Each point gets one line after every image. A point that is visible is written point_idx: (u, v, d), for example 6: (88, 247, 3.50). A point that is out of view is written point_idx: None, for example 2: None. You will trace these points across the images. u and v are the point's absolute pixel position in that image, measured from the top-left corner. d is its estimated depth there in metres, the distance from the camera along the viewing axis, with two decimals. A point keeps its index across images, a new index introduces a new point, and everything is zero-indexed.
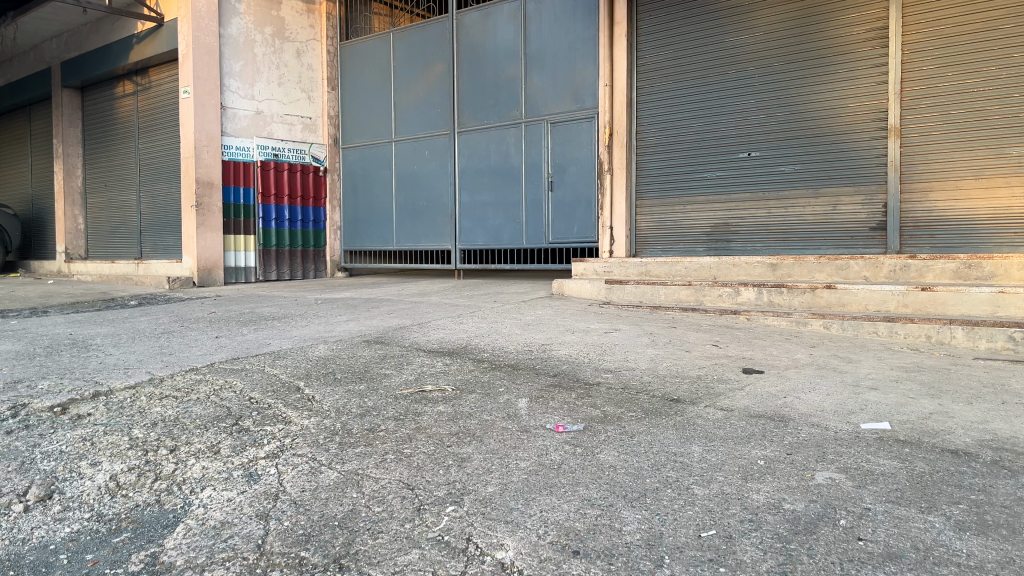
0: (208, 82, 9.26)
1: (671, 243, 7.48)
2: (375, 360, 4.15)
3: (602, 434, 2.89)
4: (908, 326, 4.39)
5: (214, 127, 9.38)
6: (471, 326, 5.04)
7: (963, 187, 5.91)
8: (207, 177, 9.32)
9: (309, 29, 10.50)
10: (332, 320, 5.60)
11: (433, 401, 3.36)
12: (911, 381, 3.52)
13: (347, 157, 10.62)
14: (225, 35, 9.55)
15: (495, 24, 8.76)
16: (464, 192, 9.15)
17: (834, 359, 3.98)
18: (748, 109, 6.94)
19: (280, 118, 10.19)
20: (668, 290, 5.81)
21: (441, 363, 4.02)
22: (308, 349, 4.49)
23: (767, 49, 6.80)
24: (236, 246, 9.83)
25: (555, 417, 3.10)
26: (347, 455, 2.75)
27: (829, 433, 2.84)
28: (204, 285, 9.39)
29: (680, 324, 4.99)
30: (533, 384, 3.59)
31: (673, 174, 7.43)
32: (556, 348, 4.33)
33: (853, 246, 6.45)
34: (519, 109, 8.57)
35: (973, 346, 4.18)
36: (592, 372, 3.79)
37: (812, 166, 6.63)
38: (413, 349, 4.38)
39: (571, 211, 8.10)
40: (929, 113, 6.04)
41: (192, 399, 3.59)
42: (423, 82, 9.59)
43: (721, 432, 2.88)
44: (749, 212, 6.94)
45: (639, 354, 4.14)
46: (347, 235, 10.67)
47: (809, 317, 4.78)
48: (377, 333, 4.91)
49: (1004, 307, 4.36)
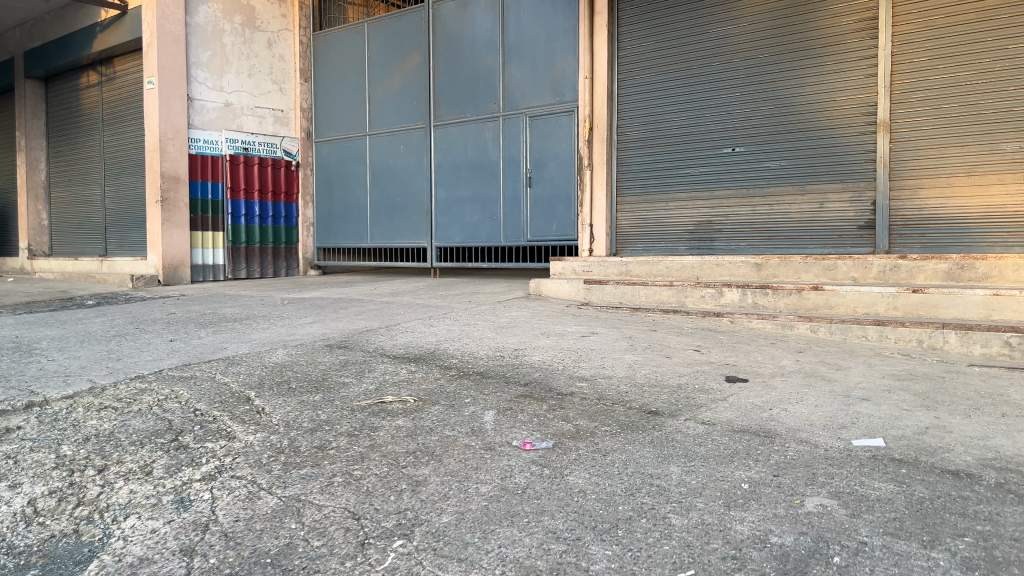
0: (173, 73, 8.93)
1: (653, 241, 7.25)
2: (334, 367, 3.88)
3: (572, 452, 2.64)
4: (898, 330, 4.19)
5: (180, 120, 9.04)
6: (441, 329, 4.78)
7: (955, 184, 5.70)
8: (172, 172, 8.99)
9: (281, 19, 10.19)
10: (296, 321, 5.32)
11: (392, 415, 3.10)
12: (905, 391, 3.29)
13: (321, 151, 10.34)
14: (191, 23, 9.21)
15: (472, 15, 8.50)
16: (441, 188, 8.89)
17: (822, 366, 3.75)
18: (732, 102, 6.71)
19: (250, 111, 9.87)
20: (648, 291, 5.57)
21: (405, 370, 3.76)
22: (266, 354, 4.22)
23: (752, 40, 6.58)
24: (205, 243, 9.50)
25: (522, 433, 2.85)
26: (289, 478, 2.49)
27: (819, 451, 2.61)
28: (170, 283, 9.05)
29: (661, 327, 4.76)
30: (502, 395, 3.34)
31: (655, 170, 7.20)
32: (529, 353, 4.08)
33: (841, 246, 6.24)
34: (497, 103, 8.32)
35: (967, 352, 3.97)
36: (566, 381, 3.55)
37: (797, 161, 6.42)
38: (377, 355, 4.12)
39: (550, 207, 7.87)
40: (920, 107, 5.82)
41: (133, 410, 3.31)
42: (398, 74, 9.31)
43: (701, 450, 2.65)
44: (733, 210, 6.72)
45: (616, 361, 3.90)
46: (321, 232, 10.39)
47: (794, 320, 4.57)
48: (341, 337, 4.64)
49: (998, 310, 4.14)
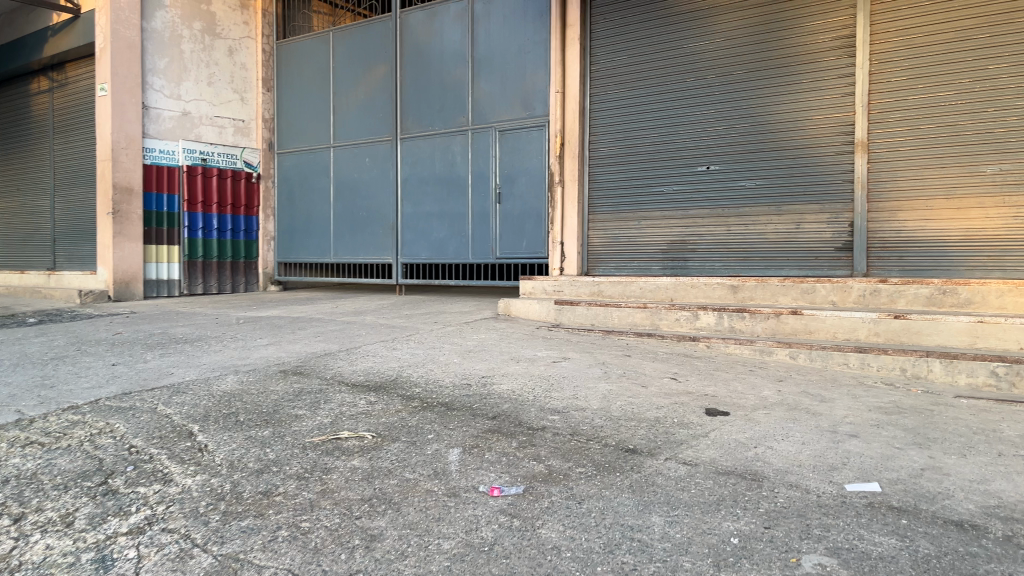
0: (127, 80, 8.58)
1: (625, 260, 7.07)
2: (287, 397, 3.60)
3: (544, 500, 2.41)
4: (881, 358, 4.03)
5: (134, 128, 8.68)
6: (404, 353, 4.52)
7: (934, 207, 5.56)
8: (125, 183, 8.60)
9: (243, 26, 9.91)
10: (250, 344, 5.01)
11: (347, 454, 2.85)
12: (894, 427, 3.11)
13: (284, 163, 10.04)
14: (148, 29, 8.87)
15: (441, 26, 8.29)
16: (407, 203, 8.63)
17: (805, 398, 3.55)
18: (707, 119, 6.57)
19: (210, 120, 9.55)
20: (621, 313, 5.37)
21: (364, 402, 3.49)
22: (215, 381, 3.92)
23: (726, 55, 6.46)
24: (159, 257, 9.12)
25: (490, 477, 2.61)
26: (227, 533, 2.21)
27: (811, 498, 2.41)
28: (120, 299, 8.64)
29: (635, 353, 4.55)
30: (467, 430, 3.09)
31: (628, 187, 7.03)
32: (498, 381, 3.84)
33: (818, 268, 6.10)
34: (466, 116, 8.11)
35: (952, 381, 3.82)
36: (537, 414, 3.31)
37: (771, 181, 6.28)
38: (334, 384, 3.84)
39: (520, 225, 7.68)
40: (897, 127, 5.71)
41: (61, 447, 3.00)
42: (364, 84, 9.06)
43: (685, 497, 2.43)
44: (708, 229, 6.58)
45: (590, 391, 3.67)
46: (283, 247, 10.07)
47: (773, 346, 4.40)
48: (297, 362, 4.36)
49: (982, 339, 4.00)
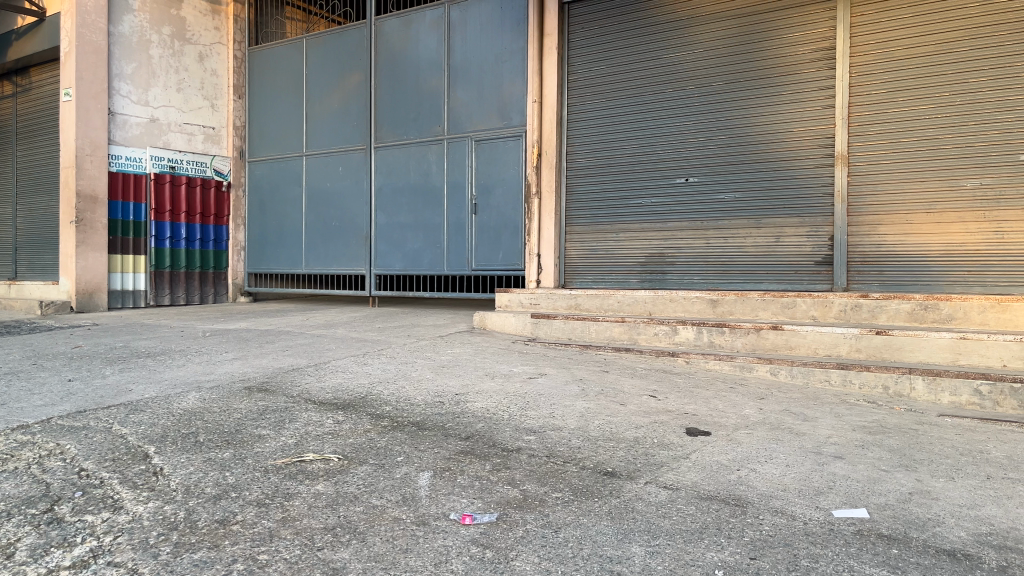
0: (93, 85, 8.37)
1: (602, 273, 6.98)
2: (251, 416, 3.44)
3: (519, 528, 2.28)
4: (864, 375, 3.96)
5: (100, 134, 8.46)
6: (376, 369, 4.37)
7: (914, 221, 5.53)
8: (89, 191, 8.37)
9: (214, 31, 9.73)
10: (215, 358, 4.83)
11: (312, 477, 2.70)
12: (879, 448, 3.02)
13: (255, 171, 9.85)
14: (115, 33, 8.67)
15: (417, 33, 8.18)
16: (381, 213, 8.48)
17: (787, 417, 3.45)
18: (685, 131, 6.51)
19: (179, 127, 9.35)
20: (599, 327, 5.27)
21: (331, 421, 3.34)
22: (176, 398, 3.75)
23: (705, 66, 6.41)
24: (124, 267, 8.88)
25: (461, 503, 2.47)
26: (178, 566, 2.05)
27: (797, 525, 2.30)
28: (83, 310, 8.38)
29: (613, 368, 4.44)
30: (439, 451, 2.96)
31: (605, 199, 6.95)
32: (472, 399, 3.71)
33: (797, 282, 6.03)
34: (441, 125, 8.00)
35: (935, 400, 3.75)
36: (513, 434, 3.18)
37: (750, 194, 6.23)
38: (301, 401, 3.68)
39: (496, 236, 7.57)
40: (877, 140, 5.68)
41: (6, 470, 2.81)
42: (338, 92, 8.91)
43: (666, 524, 2.31)
44: (686, 242, 6.51)
45: (567, 409, 3.55)
46: (254, 256, 9.87)
47: (754, 362, 4.32)
48: (263, 378, 4.19)
49: (965, 355, 3.95)
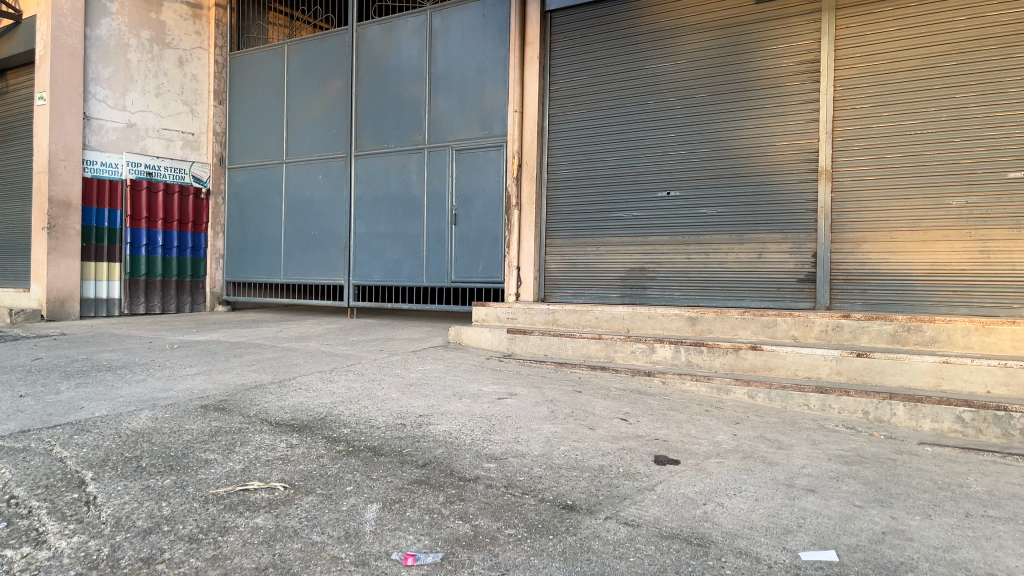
0: (68, 88, 8.22)
1: (583, 287, 6.84)
2: (200, 438, 3.28)
3: (463, 570, 2.13)
4: (843, 399, 3.83)
5: (74, 139, 8.31)
6: (340, 387, 4.22)
7: (898, 239, 5.41)
8: (62, 197, 8.21)
9: (194, 36, 9.62)
10: (177, 373, 4.67)
11: (252, 508, 2.55)
12: (854, 480, 2.88)
13: (235, 178, 9.72)
14: (92, 36, 8.53)
15: (398, 40, 8.06)
16: (361, 223, 8.34)
17: (761, 444, 3.31)
18: (668, 143, 6.39)
19: (157, 132, 9.22)
20: (575, 344, 5.14)
21: (284, 445, 3.19)
22: (127, 418, 3.59)
23: (688, 78, 6.29)
24: (98, 275, 8.71)
25: (406, 539, 2.33)
26: None
27: (762, 569, 2.15)
28: (54, 318, 8.20)
29: (586, 388, 4.30)
30: (392, 480, 2.81)
31: (587, 212, 6.82)
32: (435, 421, 3.56)
33: (780, 300, 5.91)
34: (422, 134, 7.87)
35: (916, 426, 3.62)
36: (472, 462, 3.04)
37: (733, 208, 6.10)
38: (257, 422, 3.53)
39: (476, 247, 7.45)
40: (862, 156, 5.57)
41: None
42: (319, 99, 8.78)
43: (622, 567, 2.16)
44: (668, 256, 6.39)
45: (533, 433, 3.41)
46: (233, 265, 9.71)
47: (730, 383, 4.19)
48: (222, 395, 4.03)
49: (947, 380, 3.81)
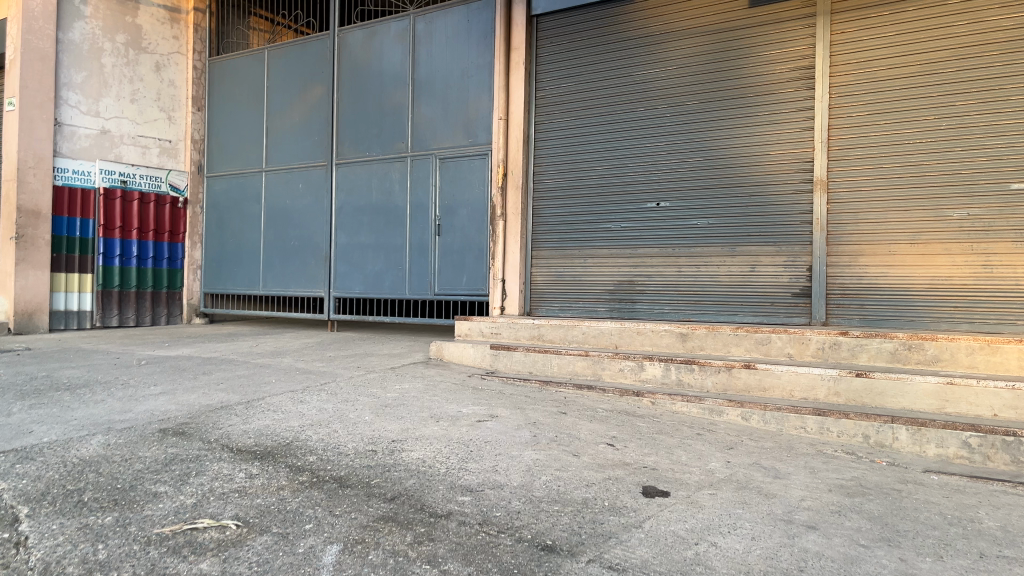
0: (38, 94, 7.98)
1: (570, 301, 6.64)
2: (153, 467, 3.04)
3: None
4: (842, 423, 3.62)
5: (44, 146, 8.07)
6: (311, 408, 3.99)
7: (897, 252, 5.22)
8: (32, 206, 7.96)
9: (172, 41, 9.41)
10: (140, 392, 4.41)
11: (198, 552, 2.30)
12: (858, 515, 2.67)
13: (215, 187, 9.49)
14: (64, 40, 8.30)
15: (381, 45, 7.85)
16: (342, 233, 8.12)
17: (756, 473, 3.10)
18: (658, 152, 6.21)
19: (132, 139, 8.98)
20: (562, 360, 4.93)
21: (243, 476, 2.95)
22: (78, 443, 3.35)
23: (678, 85, 6.12)
24: (69, 286, 8.45)
25: None
26: None
27: None
28: (21, 331, 7.93)
29: (572, 409, 4.08)
30: (357, 517, 2.58)
31: (574, 222, 6.62)
32: (409, 447, 3.34)
33: (774, 315, 5.72)
34: (405, 142, 7.66)
35: (921, 452, 3.41)
36: (445, 494, 2.81)
37: (724, 219, 5.92)
38: (218, 449, 3.29)
39: (460, 259, 7.23)
40: (857, 167, 5.39)
41: None
42: (300, 105, 8.57)
43: None
44: (657, 269, 6.19)
45: (513, 461, 3.19)
46: (212, 276, 9.47)
47: (723, 404, 3.99)
48: (185, 418, 3.79)
49: (952, 403, 3.61)
